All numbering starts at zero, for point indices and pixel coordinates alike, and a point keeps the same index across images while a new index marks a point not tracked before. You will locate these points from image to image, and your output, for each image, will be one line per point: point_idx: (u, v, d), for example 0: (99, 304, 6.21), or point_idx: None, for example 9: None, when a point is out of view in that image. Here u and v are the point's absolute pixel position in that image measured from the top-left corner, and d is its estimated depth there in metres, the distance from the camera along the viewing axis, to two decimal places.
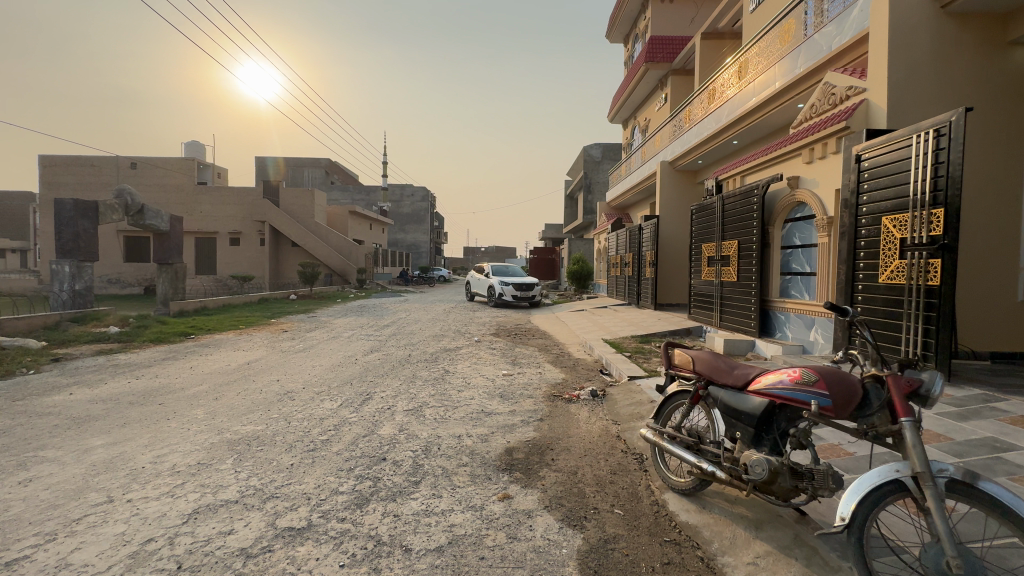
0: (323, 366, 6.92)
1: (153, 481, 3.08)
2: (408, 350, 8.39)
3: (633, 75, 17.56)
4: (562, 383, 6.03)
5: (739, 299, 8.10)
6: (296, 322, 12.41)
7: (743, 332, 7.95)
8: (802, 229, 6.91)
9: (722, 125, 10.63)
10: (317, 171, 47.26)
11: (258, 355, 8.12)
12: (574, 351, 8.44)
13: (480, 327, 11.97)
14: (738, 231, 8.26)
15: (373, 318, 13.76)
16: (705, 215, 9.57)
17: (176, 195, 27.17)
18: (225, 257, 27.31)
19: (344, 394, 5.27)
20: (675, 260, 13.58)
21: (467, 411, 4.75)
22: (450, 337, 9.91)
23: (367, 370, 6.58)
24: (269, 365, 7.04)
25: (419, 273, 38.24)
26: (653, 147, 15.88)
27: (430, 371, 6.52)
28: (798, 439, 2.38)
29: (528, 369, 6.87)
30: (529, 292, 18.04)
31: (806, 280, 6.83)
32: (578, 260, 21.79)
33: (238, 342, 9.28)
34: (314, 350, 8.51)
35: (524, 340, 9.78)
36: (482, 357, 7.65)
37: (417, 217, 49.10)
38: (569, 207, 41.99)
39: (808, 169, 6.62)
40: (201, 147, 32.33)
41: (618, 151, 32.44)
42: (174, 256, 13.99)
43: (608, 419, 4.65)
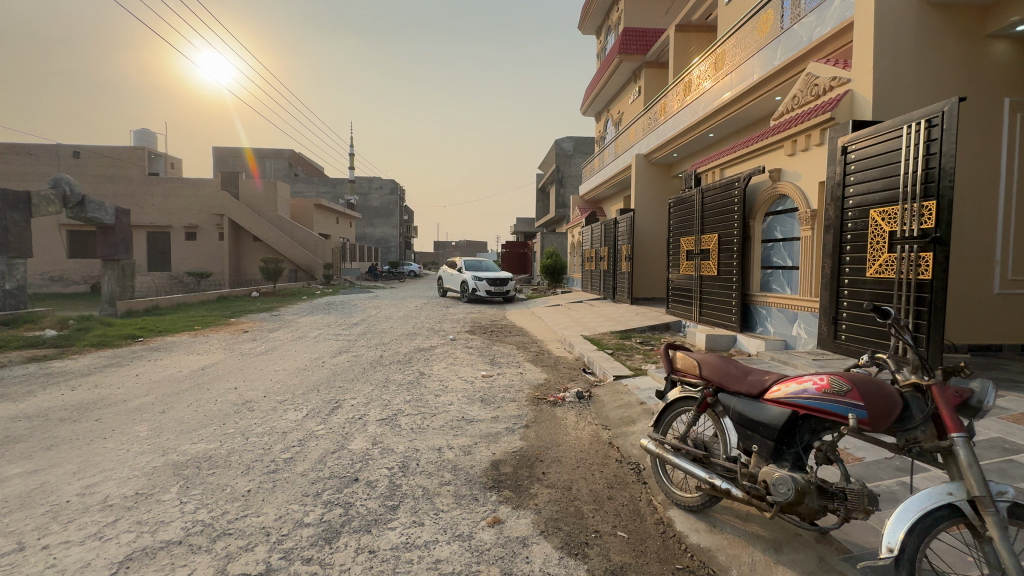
0: (288, 370, 6.41)
1: (78, 519, 2.60)
2: (380, 350, 7.92)
3: (606, 67, 17.38)
4: (545, 385, 5.74)
5: (719, 293, 8.01)
6: (257, 321, 11.69)
7: (723, 327, 7.86)
8: (784, 223, 6.84)
9: (698, 118, 10.54)
10: (280, 163, 45.35)
11: (215, 359, 7.49)
12: (554, 349, 8.17)
13: (455, 325, 11.56)
14: (718, 224, 8.16)
15: (341, 316, 13.14)
16: (684, 208, 9.45)
17: (125, 187, 25.42)
18: (180, 252, 25.79)
19: (310, 403, 4.82)
20: (651, 254, 13.52)
21: (446, 419, 4.39)
22: (424, 336, 9.47)
23: (335, 374, 6.11)
24: (227, 370, 6.47)
25: (389, 269, 37.28)
26: (627, 140, 15.78)
27: (404, 374, 6.11)
28: (825, 453, 2.16)
29: (508, 369, 6.54)
30: (503, 287, 17.70)
31: (788, 274, 6.76)
32: (552, 254, 21.59)
33: (193, 345, 8.59)
34: (277, 353, 7.94)
35: (501, 338, 9.44)
36: (459, 357, 7.29)
37: (385, 210, 47.86)
38: (541, 201, 41.82)
39: (791, 162, 6.53)
40: (152, 135, 30.38)
41: (590, 145, 32.38)
42: (120, 251, 12.92)
43: (598, 423, 4.39)
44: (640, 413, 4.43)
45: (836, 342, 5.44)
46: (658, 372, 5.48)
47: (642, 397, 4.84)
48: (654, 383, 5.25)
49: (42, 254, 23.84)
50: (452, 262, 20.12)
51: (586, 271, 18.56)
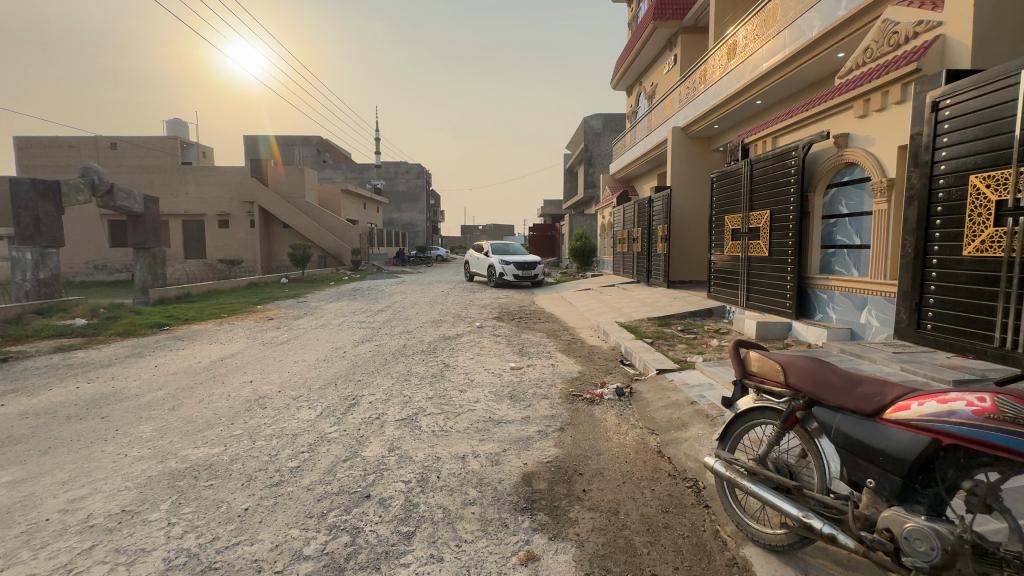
0: (308, 361, 6.11)
1: (51, 545, 2.27)
2: (404, 340, 7.56)
3: (639, 36, 16.31)
4: (579, 379, 5.21)
5: (771, 275, 7.26)
6: (283, 308, 11.57)
7: (776, 313, 7.14)
8: (850, 195, 6.03)
9: (744, 83, 9.62)
10: (308, 150, 45.74)
11: (237, 348, 7.29)
12: (587, 337, 7.64)
13: (482, 311, 11.14)
14: (769, 199, 7.36)
15: (366, 302, 12.92)
16: (729, 182, 8.64)
17: (159, 176, 25.93)
18: (214, 240, 26.29)
19: (326, 400, 4.46)
20: (689, 234, 12.70)
21: (472, 421, 3.94)
22: (449, 324, 9.07)
23: (356, 366, 5.77)
24: (247, 361, 6.23)
25: (416, 254, 37.22)
26: (661, 113, 14.80)
27: (427, 366, 5.71)
28: (981, 500, 1.59)
29: (539, 361, 6.06)
30: (531, 271, 17.17)
31: (855, 254, 5.98)
32: (581, 237, 20.84)
33: (216, 333, 8.45)
34: (299, 342, 7.69)
35: (530, 325, 8.94)
36: (485, 347, 6.84)
37: (412, 195, 47.69)
38: (568, 182, 40.79)
39: (861, 125, 5.69)
40: (185, 125, 30.89)
41: (619, 122, 31.08)
42: (151, 239, 13.03)
43: (642, 426, 3.84)
44: (692, 415, 3.86)
45: (919, 332, 4.70)
46: (708, 366, 4.87)
47: (692, 396, 4.26)
48: (704, 379, 4.64)
49: (87, 243, 24.71)
50: (478, 246, 19.66)
51: (618, 254, 17.80)
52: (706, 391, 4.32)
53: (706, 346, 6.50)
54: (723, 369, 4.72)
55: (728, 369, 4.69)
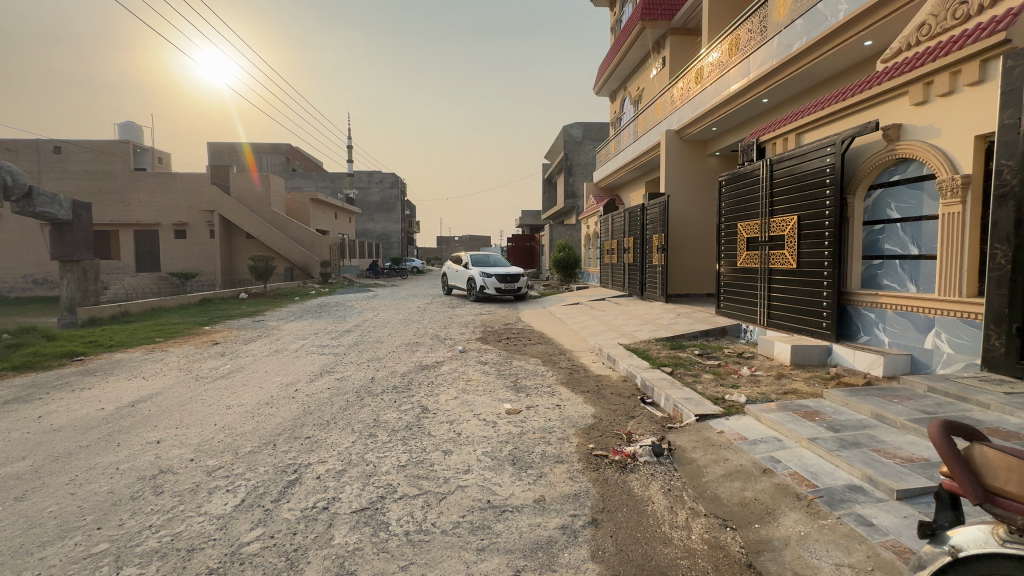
0: (247, 405, 4.76)
1: None
2: (372, 371, 6.25)
3: (625, 37, 15.52)
4: (598, 428, 4.06)
5: (800, 291, 6.31)
6: (234, 329, 10.10)
7: (808, 334, 6.18)
8: (901, 196, 5.14)
9: (750, 80, 8.82)
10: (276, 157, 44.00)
11: (161, 385, 5.84)
12: (590, 365, 6.49)
13: (463, 330, 9.89)
14: (794, 204, 6.48)
15: (332, 320, 11.53)
16: (742, 185, 7.77)
17: (108, 182, 23.88)
18: (169, 251, 24.28)
19: (254, 477, 3.15)
20: (686, 244, 11.84)
21: (462, 512, 2.72)
22: (427, 348, 7.79)
23: (307, 413, 4.45)
24: (166, 406, 4.82)
25: (391, 266, 35.66)
26: (650, 117, 14.01)
27: (400, 412, 4.46)
28: None
29: (540, 400, 4.86)
30: (514, 284, 16.03)
31: (910, 265, 5.05)
32: (565, 247, 19.88)
33: (142, 364, 6.99)
34: (241, 374, 6.30)
35: (521, 349, 7.75)
36: (472, 381, 5.63)
37: (386, 205, 46.18)
38: (547, 192, 40.14)
39: (919, 113, 4.83)
40: (138, 128, 28.78)
41: (600, 131, 30.55)
42: (81, 251, 11.39)
43: (707, 513, 2.70)
44: (774, 496, 2.72)
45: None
46: (764, 412, 3.78)
47: (759, 460, 3.14)
48: (766, 432, 3.53)
49: (23, 256, 22.38)
50: (457, 257, 18.41)
51: (605, 265, 16.88)
52: (776, 452, 3.21)
53: (736, 376, 5.44)
54: (786, 416, 3.63)
55: (794, 417, 3.61)
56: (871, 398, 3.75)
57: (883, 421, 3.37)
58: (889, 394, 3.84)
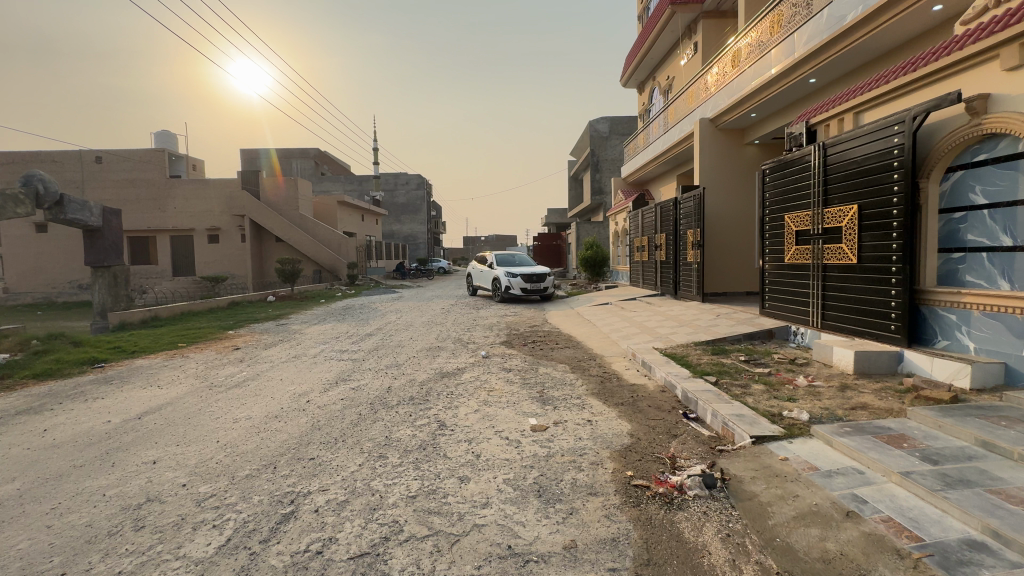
0: (254, 419, 4.45)
1: None
2: (389, 379, 5.90)
3: (654, 24, 14.81)
4: (637, 451, 3.55)
5: (862, 289, 5.61)
6: (257, 334, 9.99)
7: (872, 337, 5.48)
8: (989, 178, 4.41)
9: (796, 58, 8.06)
10: (305, 162, 44.84)
11: (175, 394, 5.65)
12: (623, 373, 5.96)
13: (487, 333, 9.48)
14: (852, 193, 5.78)
15: (355, 323, 11.33)
16: (790, 173, 7.06)
17: (145, 190, 24.62)
18: (202, 256, 24.85)
19: (245, 509, 2.79)
20: (723, 239, 11.09)
21: (478, 561, 2.28)
22: (449, 353, 7.41)
23: (314, 430, 4.10)
24: (172, 419, 4.56)
25: (418, 267, 35.68)
26: (681, 106, 13.28)
27: (415, 429, 4.06)
28: None
29: (569, 415, 4.37)
30: (540, 284, 15.54)
31: (1002, 259, 4.32)
32: (592, 245, 19.25)
33: (161, 371, 6.87)
34: (255, 382, 6.06)
35: (547, 354, 7.27)
36: (495, 391, 5.19)
37: (412, 206, 46.38)
38: (573, 189, 39.43)
39: (1013, 80, 4.14)
40: (173, 137, 29.75)
41: (627, 125, 29.67)
42: (112, 256, 11.58)
43: (780, 571, 2.15)
44: (866, 551, 2.16)
45: None
46: (836, 436, 3.20)
47: (839, 500, 2.57)
48: (841, 462, 2.96)
49: (68, 262, 23.29)
50: (482, 257, 18.04)
51: (635, 263, 16.20)
52: (859, 489, 2.63)
53: (791, 387, 4.81)
54: (865, 442, 3.04)
55: (875, 444, 3.02)
56: (970, 420, 3.11)
57: (993, 451, 2.75)
58: (993, 415, 3.19)
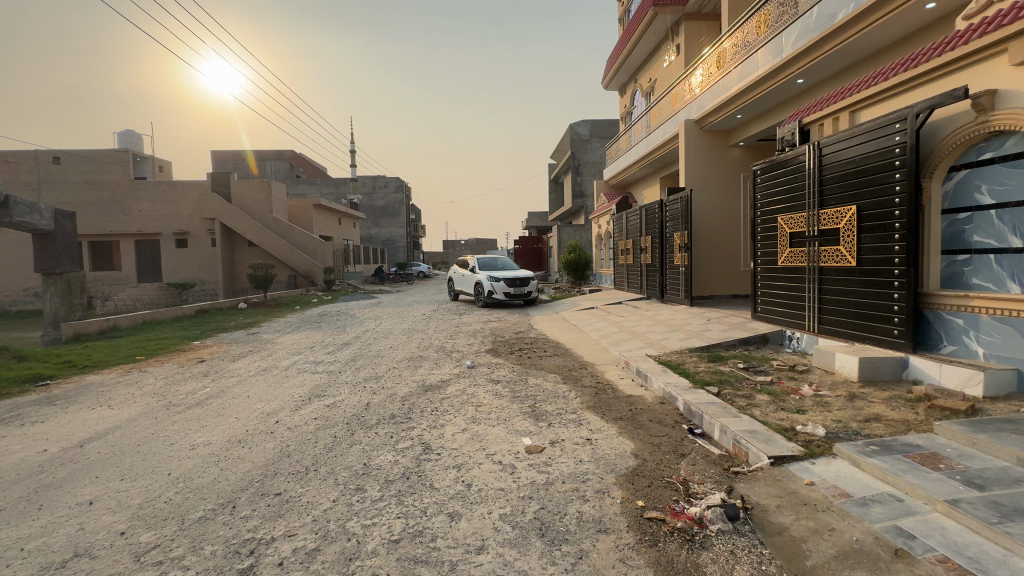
0: (214, 446, 3.95)
1: None
2: (368, 394, 5.44)
3: (636, 25, 14.69)
4: (645, 474, 3.21)
5: (862, 292, 5.42)
6: (225, 344, 9.36)
7: (873, 342, 5.30)
8: (996, 177, 4.26)
9: (785, 57, 7.93)
10: (279, 164, 43.63)
11: (127, 416, 5.08)
12: (618, 383, 5.64)
13: (471, 341, 9.06)
14: (850, 193, 5.61)
15: (331, 331, 10.76)
16: (783, 174, 6.90)
17: (107, 192, 23.38)
18: (170, 261, 23.72)
19: (195, 564, 2.34)
20: (709, 241, 10.96)
21: None
22: (431, 364, 6.97)
23: (282, 457, 3.63)
24: (120, 447, 4.02)
25: (397, 271, 34.95)
26: (665, 108, 13.15)
27: (396, 454, 3.64)
28: None
29: (565, 433, 4.02)
30: (524, 288, 15.20)
31: (1011, 261, 4.16)
32: (575, 248, 19.04)
33: (113, 387, 6.25)
34: (219, 400, 5.52)
35: (536, 363, 6.90)
36: (483, 406, 4.81)
37: (391, 210, 45.59)
38: (553, 192, 39.32)
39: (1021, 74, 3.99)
40: (138, 137, 28.50)
41: (607, 128, 29.68)
42: (65, 262, 10.78)
43: None
44: None
45: None
46: (864, 456, 2.92)
47: (883, 535, 2.27)
48: (874, 486, 2.68)
49: (22, 268, 21.90)
50: (463, 261, 17.60)
51: (620, 266, 16.02)
52: (902, 521, 2.34)
53: (798, 397, 4.55)
54: (898, 464, 2.77)
55: (910, 466, 2.75)
56: (1006, 436, 2.88)
57: None
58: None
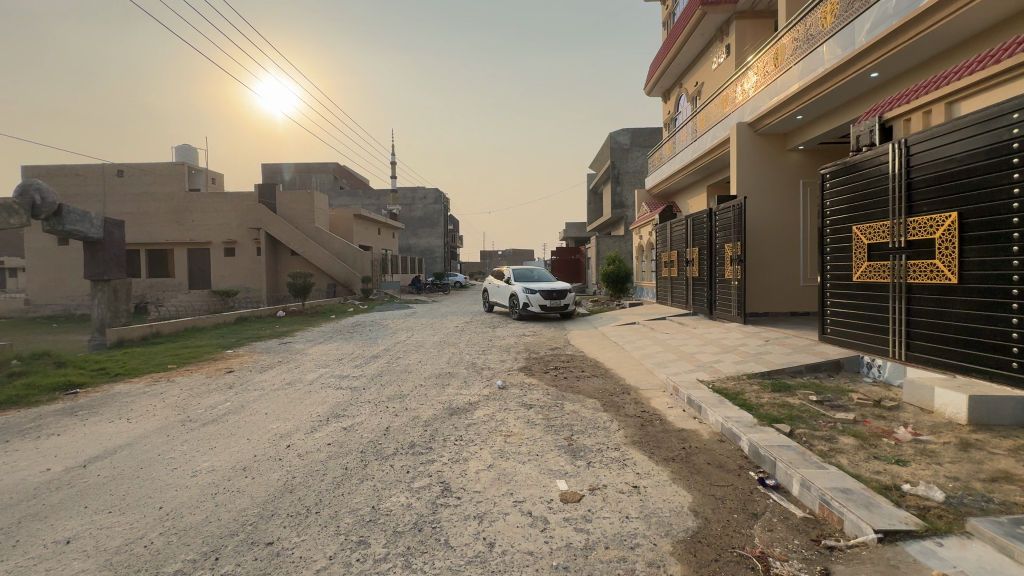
0: (216, 473, 3.59)
1: None
2: (389, 416, 5.00)
3: (682, 27, 13.99)
4: (710, 542, 2.58)
5: (966, 315, 4.55)
6: (256, 354, 9.24)
7: (982, 375, 4.40)
8: None
9: (856, 49, 7.09)
10: (324, 176, 45.03)
11: (142, 431, 4.86)
12: (667, 413, 4.98)
13: (504, 357, 8.56)
14: (948, 198, 4.76)
15: (362, 343, 10.52)
16: (858, 177, 6.07)
17: (164, 203, 24.54)
18: (218, 269, 24.60)
19: None
20: (765, 253, 10.06)
21: None
22: (460, 382, 6.50)
23: (284, 493, 3.21)
24: (121, 470, 3.73)
25: (434, 282, 35.06)
26: (713, 112, 12.35)
27: (410, 496, 3.15)
28: None
29: (608, 477, 3.43)
30: (561, 301, 14.61)
31: None
32: (614, 260, 18.27)
33: (137, 398, 6.12)
34: (234, 416, 5.22)
35: (573, 385, 6.32)
36: (513, 437, 4.27)
37: (430, 220, 46.12)
38: (592, 203, 38.63)
39: None
40: (193, 151, 29.99)
41: (649, 137, 28.82)
42: (112, 270, 11.09)
43: None
44: None
45: None
46: (1018, 541, 2.19)
47: None
48: None
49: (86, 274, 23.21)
50: (498, 272, 17.20)
51: (663, 279, 15.18)
52: None
53: (892, 442, 3.77)
54: None
55: None
56: None
57: None
58: None
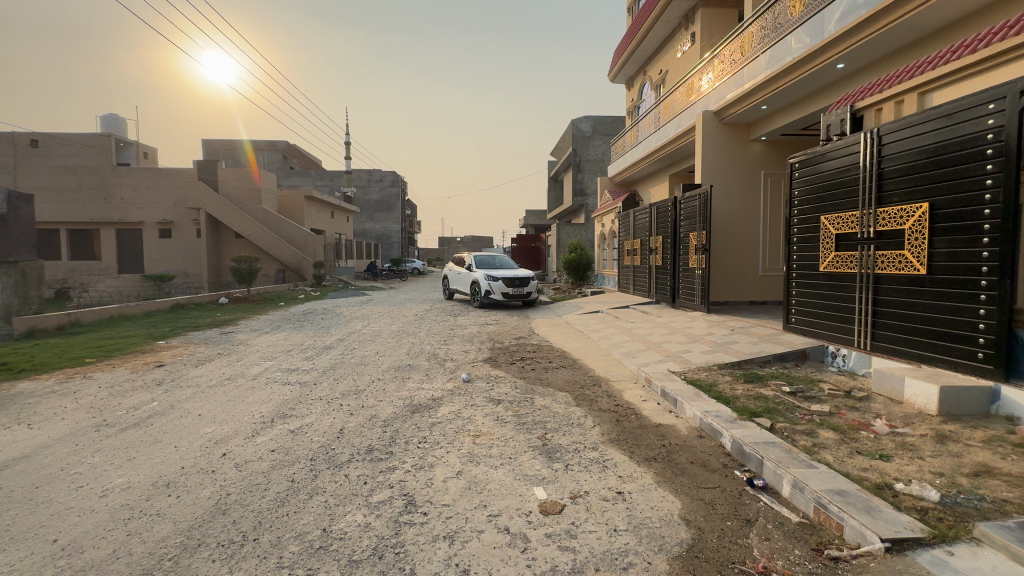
0: (131, 493, 3.02)
1: None
2: (343, 416, 4.51)
3: (648, 12, 13.80)
4: (709, 559, 2.32)
5: (933, 306, 4.58)
6: (191, 346, 8.35)
7: (947, 365, 4.45)
8: None
9: (825, 39, 7.05)
10: (272, 155, 42.41)
11: (43, 439, 4.13)
12: (641, 407, 4.78)
13: (467, 347, 8.16)
14: (919, 190, 4.75)
15: (313, 332, 9.81)
16: (828, 167, 6.04)
17: (87, 178, 22.19)
18: (152, 251, 22.62)
19: None
20: (727, 242, 10.13)
21: None
22: (421, 376, 6.05)
23: (213, 516, 2.70)
24: (8, 492, 3.07)
25: (391, 268, 33.91)
26: (677, 100, 12.27)
27: (368, 513, 2.73)
28: None
29: (589, 481, 3.15)
30: (523, 289, 14.31)
31: None
32: (577, 247, 18.13)
33: (43, 398, 5.28)
34: (161, 419, 4.56)
35: (541, 377, 6.02)
36: (482, 437, 3.91)
37: (387, 204, 44.55)
38: (552, 190, 38.47)
39: None
40: (121, 121, 27.32)
41: (610, 125, 28.79)
42: (19, 250, 9.77)
43: None
44: None
45: None
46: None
47: None
48: None
49: None
50: (459, 258, 16.67)
51: (625, 267, 15.17)
52: None
53: (870, 435, 3.70)
54: None
55: None
56: None
57: None
58: None
